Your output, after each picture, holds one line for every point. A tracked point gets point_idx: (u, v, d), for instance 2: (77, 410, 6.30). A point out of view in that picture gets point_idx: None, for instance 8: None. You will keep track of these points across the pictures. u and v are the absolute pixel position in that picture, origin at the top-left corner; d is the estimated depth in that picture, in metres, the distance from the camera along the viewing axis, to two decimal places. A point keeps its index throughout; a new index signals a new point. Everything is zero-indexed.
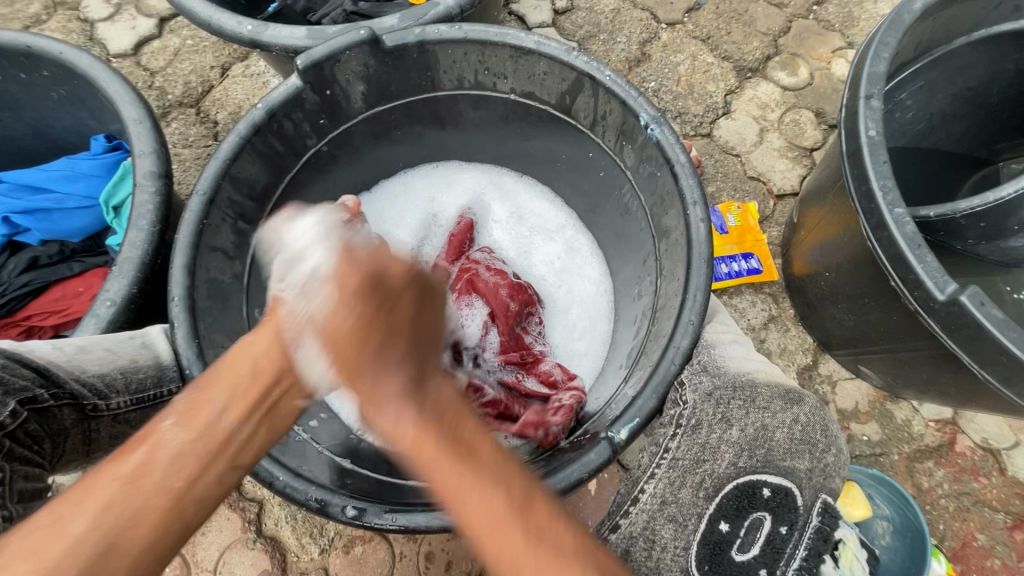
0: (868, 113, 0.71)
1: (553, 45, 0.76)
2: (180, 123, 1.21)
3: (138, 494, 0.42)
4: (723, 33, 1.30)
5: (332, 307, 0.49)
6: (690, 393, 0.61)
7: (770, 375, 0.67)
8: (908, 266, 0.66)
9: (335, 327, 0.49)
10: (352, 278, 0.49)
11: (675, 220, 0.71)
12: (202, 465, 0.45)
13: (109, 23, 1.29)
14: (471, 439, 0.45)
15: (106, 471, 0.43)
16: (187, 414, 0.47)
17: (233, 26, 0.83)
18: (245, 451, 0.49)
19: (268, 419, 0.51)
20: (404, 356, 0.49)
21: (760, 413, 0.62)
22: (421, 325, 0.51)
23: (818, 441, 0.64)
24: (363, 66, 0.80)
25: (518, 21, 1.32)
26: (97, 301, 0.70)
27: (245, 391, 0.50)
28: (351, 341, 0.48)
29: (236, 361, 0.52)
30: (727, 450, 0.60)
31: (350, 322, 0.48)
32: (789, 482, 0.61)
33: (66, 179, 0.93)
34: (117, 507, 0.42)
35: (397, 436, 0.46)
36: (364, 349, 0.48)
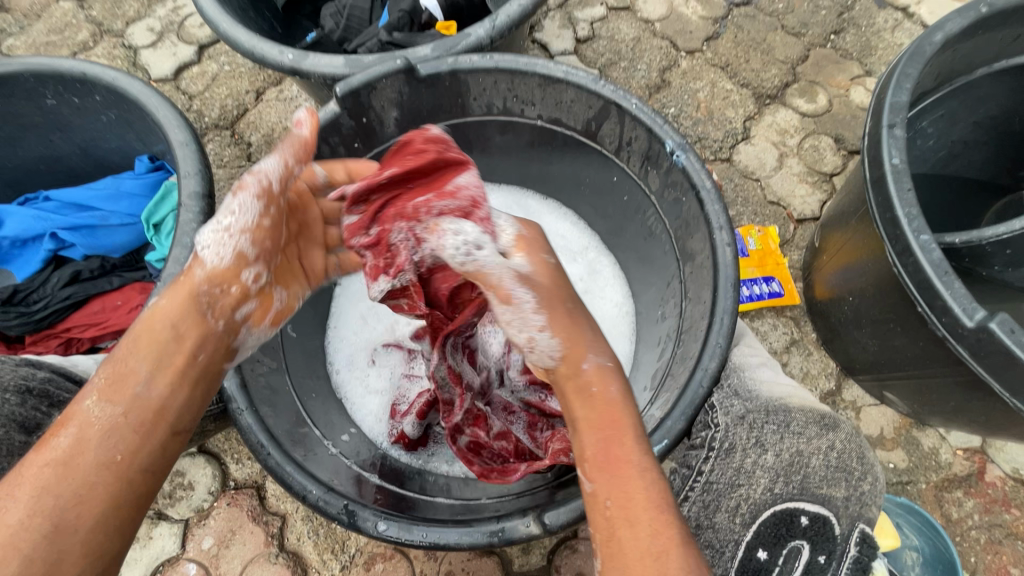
0: (890, 141, 0.72)
1: (581, 75, 0.79)
2: (216, 144, 1.27)
3: (74, 472, 0.46)
4: (742, 61, 1.33)
5: (533, 263, 0.58)
6: (721, 416, 0.63)
7: (803, 399, 0.66)
8: (935, 293, 0.66)
9: (540, 267, 0.59)
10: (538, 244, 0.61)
11: (701, 243, 0.72)
12: (137, 433, 0.50)
13: (152, 50, 1.36)
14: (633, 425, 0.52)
15: (38, 457, 0.47)
16: (109, 391, 0.51)
17: (274, 55, 0.87)
18: (179, 417, 0.53)
19: (199, 380, 0.55)
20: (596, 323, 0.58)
21: (795, 438, 0.62)
22: None
23: (854, 469, 0.62)
24: (397, 93, 0.83)
25: (541, 49, 1.36)
26: (142, 314, 0.72)
27: (170, 359, 0.53)
28: (558, 286, 0.58)
29: (152, 327, 0.54)
30: (762, 476, 0.60)
31: (554, 263, 0.59)
32: (826, 510, 0.60)
33: (110, 198, 0.98)
34: (54, 491, 0.45)
35: (603, 385, 0.53)
36: (571, 292, 0.58)
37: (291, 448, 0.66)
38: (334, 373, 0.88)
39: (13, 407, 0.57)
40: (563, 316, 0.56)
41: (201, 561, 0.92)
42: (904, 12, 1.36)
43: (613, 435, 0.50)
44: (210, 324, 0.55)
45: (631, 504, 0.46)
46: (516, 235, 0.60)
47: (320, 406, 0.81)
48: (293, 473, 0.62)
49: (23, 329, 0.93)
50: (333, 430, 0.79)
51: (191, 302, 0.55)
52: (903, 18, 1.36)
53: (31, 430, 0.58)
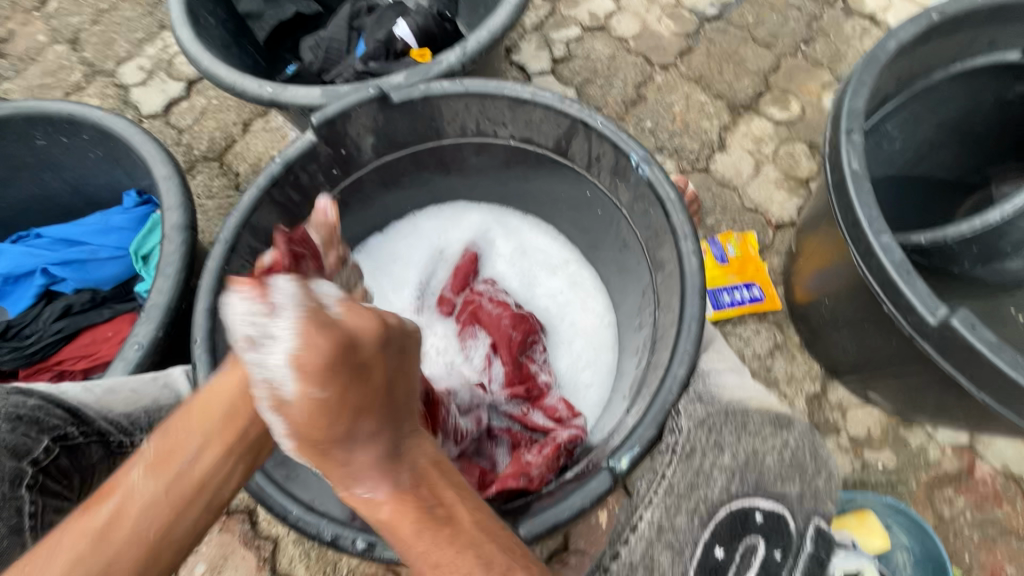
0: (850, 147, 0.74)
1: (548, 95, 0.81)
2: (205, 175, 1.30)
3: (108, 547, 0.44)
4: (715, 73, 1.36)
5: (293, 386, 0.43)
6: (684, 420, 0.65)
7: (760, 402, 0.68)
8: (898, 291, 0.68)
9: (302, 404, 0.43)
10: (318, 351, 0.42)
11: (669, 252, 0.74)
12: (177, 511, 0.48)
13: (143, 88, 1.40)
14: (449, 509, 0.48)
15: (76, 524, 0.45)
16: (157, 464, 0.48)
17: (253, 89, 0.90)
18: (221, 490, 0.51)
19: (247, 456, 0.52)
20: (379, 433, 0.47)
21: (751, 438, 0.64)
22: (394, 386, 0.48)
23: (807, 465, 0.64)
24: (372, 120, 0.86)
25: (519, 70, 1.40)
26: (127, 344, 0.75)
27: (220, 433, 0.51)
28: (320, 424, 0.44)
29: (206, 402, 0.52)
30: (719, 476, 0.62)
31: (322, 400, 0.43)
32: (781, 506, 0.61)
33: (100, 232, 1.01)
34: (85, 562, 0.43)
35: (371, 507, 0.48)
36: (344, 418, 0.44)
37: (272, 469, 0.67)
38: None
39: (4, 435, 0.56)
40: (313, 448, 0.47)
41: None
42: (872, 20, 1.40)
43: (402, 552, 0.47)
44: (264, 408, 0.51)
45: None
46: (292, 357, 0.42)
47: None
48: (273, 495, 0.64)
49: (16, 363, 0.94)
50: None
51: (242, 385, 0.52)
52: (870, 25, 1.39)
53: (23, 457, 0.57)
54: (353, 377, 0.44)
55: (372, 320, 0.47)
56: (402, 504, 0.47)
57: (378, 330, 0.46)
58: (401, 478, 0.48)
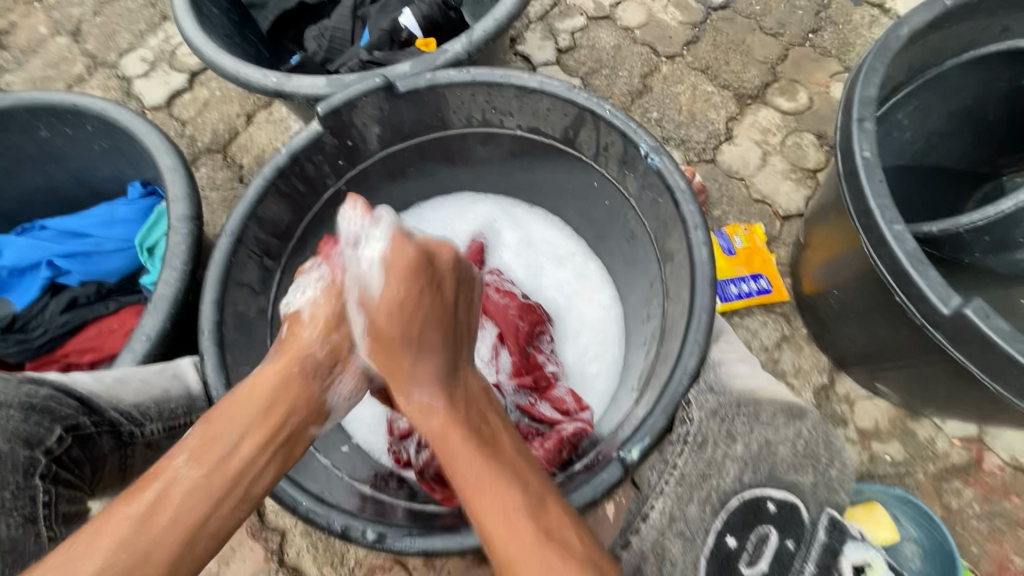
0: (861, 135, 0.73)
1: (555, 84, 0.80)
2: (208, 167, 1.30)
3: (150, 531, 0.47)
4: (722, 63, 1.35)
5: (387, 285, 0.60)
6: (696, 410, 0.67)
7: (772, 392, 0.68)
8: (911, 281, 0.67)
9: (387, 299, 0.60)
10: (404, 258, 0.60)
11: (678, 243, 0.73)
12: (215, 498, 0.51)
13: (145, 79, 1.40)
14: (493, 437, 0.56)
15: (120, 509, 0.48)
16: (198, 451, 0.52)
17: (258, 79, 0.89)
18: (253, 486, 0.53)
19: (282, 449, 0.57)
20: (441, 344, 0.61)
21: (764, 429, 0.65)
22: (456, 319, 0.63)
23: (819, 456, 0.67)
24: (378, 110, 0.86)
25: (523, 61, 1.39)
26: (134, 336, 0.75)
27: (262, 422, 0.56)
28: (394, 322, 0.60)
29: (251, 389, 0.58)
30: (732, 466, 0.63)
31: (405, 296, 0.60)
32: (793, 497, 0.63)
33: (104, 224, 1.01)
34: (128, 547, 0.46)
35: (427, 421, 0.57)
36: (421, 305, 0.60)
37: None
38: None
39: (18, 424, 0.56)
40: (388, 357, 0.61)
41: None
42: (881, 8, 1.38)
43: (448, 469, 0.54)
44: (310, 388, 0.60)
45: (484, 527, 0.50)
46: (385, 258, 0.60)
47: None
48: (283, 486, 0.64)
49: (23, 355, 0.94)
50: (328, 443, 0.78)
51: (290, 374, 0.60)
52: (879, 14, 1.38)
53: (36, 446, 0.57)
54: (424, 291, 0.60)
55: (447, 247, 0.64)
56: (453, 417, 0.57)
57: (454, 252, 0.63)
58: (455, 397, 0.58)
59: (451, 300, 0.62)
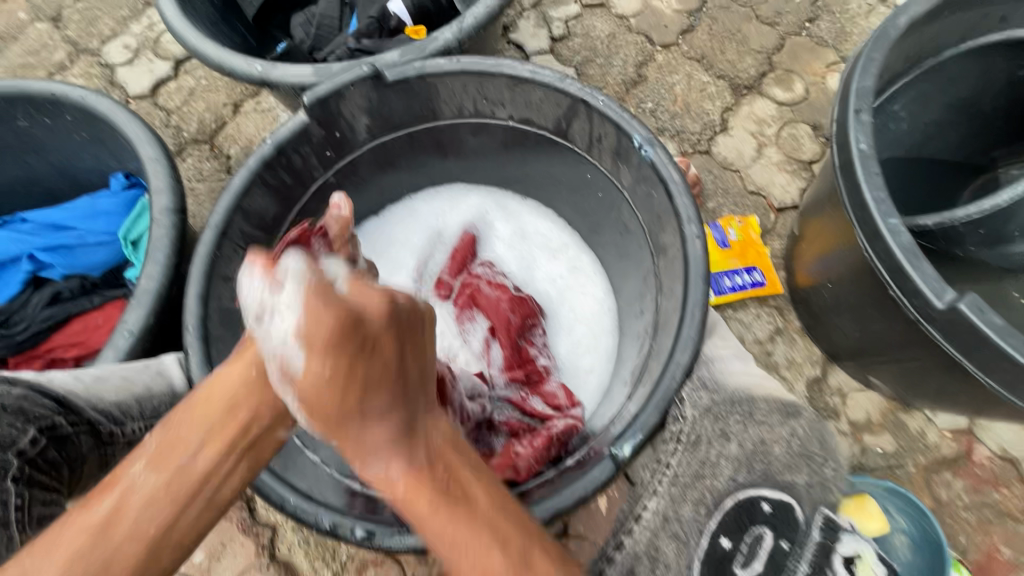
0: (858, 127, 0.72)
1: (547, 74, 0.79)
2: (195, 158, 1.27)
3: (105, 545, 0.44)
4: (717, 52, 1.33)
5: (305, 359, 0.46)
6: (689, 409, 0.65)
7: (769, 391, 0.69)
8: (906, 275, 0.66)
9: (306, 379, 0.46)
10: (327, 316, 0.44)
11: (671, 237, 0.72)
12: (178, 506, 0.47)
13: (129, 67, 1.36)
14: (469, 488, 0.47)
15: (75, 522, 0.45)
16: (157, 458, 0.48)
17: (242, 67, 0.87)
18: (221, 490, 0.50)
19: (249, 454, 0.52)
20: (392, 406, 0.48)
21: (759, 427, 0.65)
22: (404, 370, 0.48)
23: (814, 452, 0.65)
24: (367, 99, 0.84)
25: (516, 49, 1.36)
26: (117, 332, 0.73)
27: (222, 428, 0.50)
28: (329, 391, 0.46)
29: (213, 392, 0.52)
30: (727, 465, 0.64)
31: (326, 372, 0.45)
32: (789, 496, 0.63)
33: (88, 217, 0.99)
34: (83, 560, 0.44)
35: (388, 484, 0.48)
36: (369, 355, 0.46)
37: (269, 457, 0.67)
38: None
39: None
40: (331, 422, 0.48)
41: None
42: None
43: (421, 526, 0.47)
44: (268, 393, 0.51)
45: None
46: (310, 289, 0.45)
47: None
48: (270, 483, 0.63)
49: (4, 351, 0.92)
50: None
51: (246, 369, 0.52)
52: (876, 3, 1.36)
53: (8, 448, 0.56)
54: (366, 344, 0.45)
55: (379, 301, 0.47)
56: (418, 481, 0.47)
57: (388, 301, 0.47)
58: (418, 453, 0.48)
59: (392, 356, 0.47)
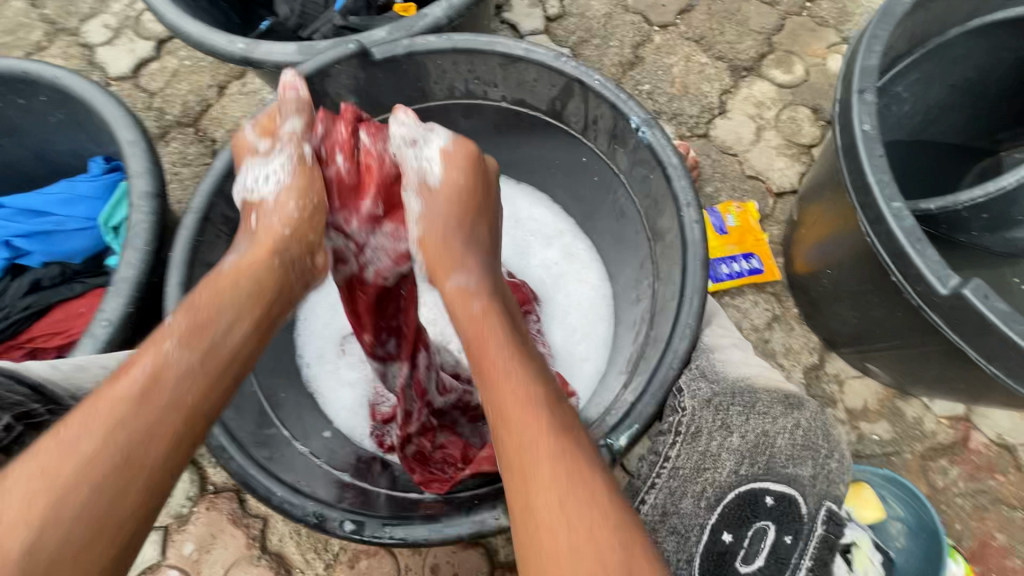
0: (861, 107, 0.70)
1: (542, 52, 0.76)
2: (179, 142, 1.23)
3: (151, 409, 0.45)
4: (716, 33, 1.30)
5: (445, 176, 0.66)
6: (687, 399, 0.68)
7: (767, 378, 0.72)
8: (908, 260, 0.64)
9: (445, 188, 0.66)
10: (467, 153, 0.68)
11: (669, 221, 0.70)
12: (214, 379, 0.49)
13: (109, 48, 1.31)
14: (525, 335, 0.59)
15: (107, 396, 0.45)
16: (188, 337, 0.49)
17: (223, 45, 0.83)
18: (247, 364, 0.52)
19: (268, 331, 0.56)
20: (475, 240, 0.65)
21: (760, 419, 0.69)
22: (487, 216, 0.68)
23: (819, 447, 0.70)
24: (354, 79, 0.81)
25: (510, 30, 1.32)
26: (94, 321, 0.70)
27: (251, 304, 0.54)
28: (452, 209, 0.65)
29: (234, 276, 0.56)
30: (727, 458, 0.68)
31: (461, 184, 0.66)
32: (791, 490, 0.69)
33: (66, 202, 0.95)
34: (129, 426, 0.44)
35: (469, 306, 0.59)
36: (477, 198, 0.67)
37: (254, 450, 0.65)
38: (304, 366, 0.86)
39: None
40: (437, 236, 0.64)
41: (183, 568, 0.91)
42: None
43: (482, 346, 0.56)
44: (288, 272, 0.59)
45: (510, 413, 0.50)
46: (450, 145, 0.68)
47: (291, 405, 0.78)
48: (255, 476, 0.61)
49: None
50: (307, 431, 0.77)
51: (273, 251, 0.59)
52: None
53: None
54: (478, 187, 0.68)
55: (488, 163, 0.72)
56: (493, 306, 0.60)
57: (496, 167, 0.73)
58: (497, 285, 0.63)
59: (493, 204, 0.70)
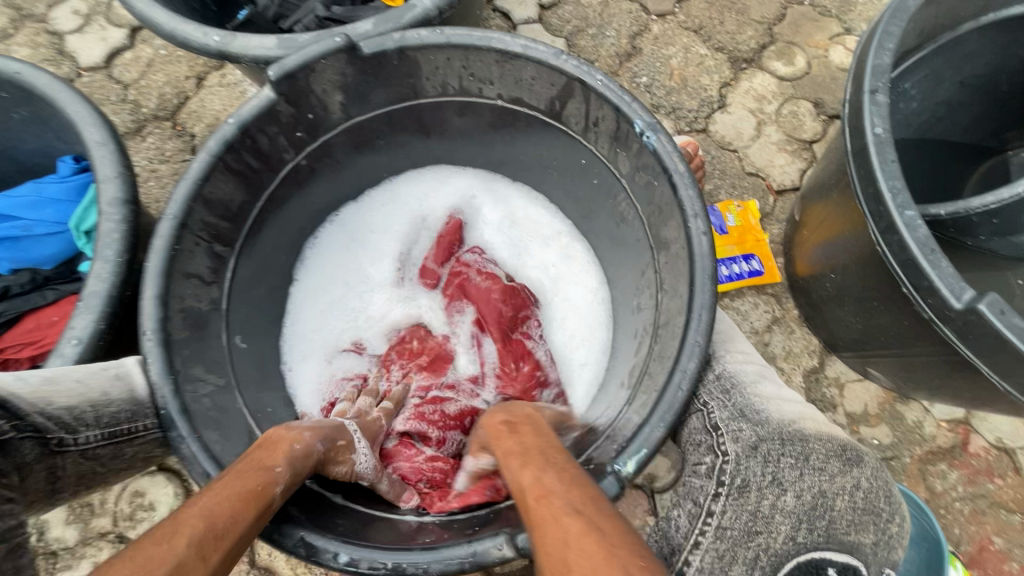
0: (873, 109, 0.67)
1: (541, 49, 0.71)
2: (156, 137, 1.17)
3: (248, 533, 0.49)
4: (716, 23, 1.25)
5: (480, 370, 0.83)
6: (730, 444, 0.59)
7: (817, 424, 0.64)
8: (921, 272, 0.62)
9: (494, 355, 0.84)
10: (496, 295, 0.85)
11: (675, 231, 0.67)
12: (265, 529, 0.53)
13: (79, 36, 1.24)
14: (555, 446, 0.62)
15: (233, 504, 0.49)
16: (289, 486, 0.56)
17: (198, 37, 0.78)
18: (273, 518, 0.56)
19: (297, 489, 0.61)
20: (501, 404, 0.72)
21: (816, 476, 0.57)
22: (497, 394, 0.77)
23: (881, 511, 0.59)
24: (340, 75, 0.76)
25: (502, 18, 1.27)
26: (63, 339, 0.65)
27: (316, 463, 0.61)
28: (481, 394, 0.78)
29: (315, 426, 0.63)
30: (783, 521, 0.55)
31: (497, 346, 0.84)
32: (855, 559, 0.55)
33: (33, 205, 0.90)
34: (234, 546, 0.47)
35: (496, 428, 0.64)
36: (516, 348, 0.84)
37: None
38: (287, 370, 0.85)
39: None
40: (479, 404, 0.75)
41: None
42: None
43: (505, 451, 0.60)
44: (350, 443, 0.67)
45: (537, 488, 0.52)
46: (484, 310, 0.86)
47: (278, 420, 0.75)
48: None
49: None
50: None
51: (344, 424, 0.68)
52: None
53: None
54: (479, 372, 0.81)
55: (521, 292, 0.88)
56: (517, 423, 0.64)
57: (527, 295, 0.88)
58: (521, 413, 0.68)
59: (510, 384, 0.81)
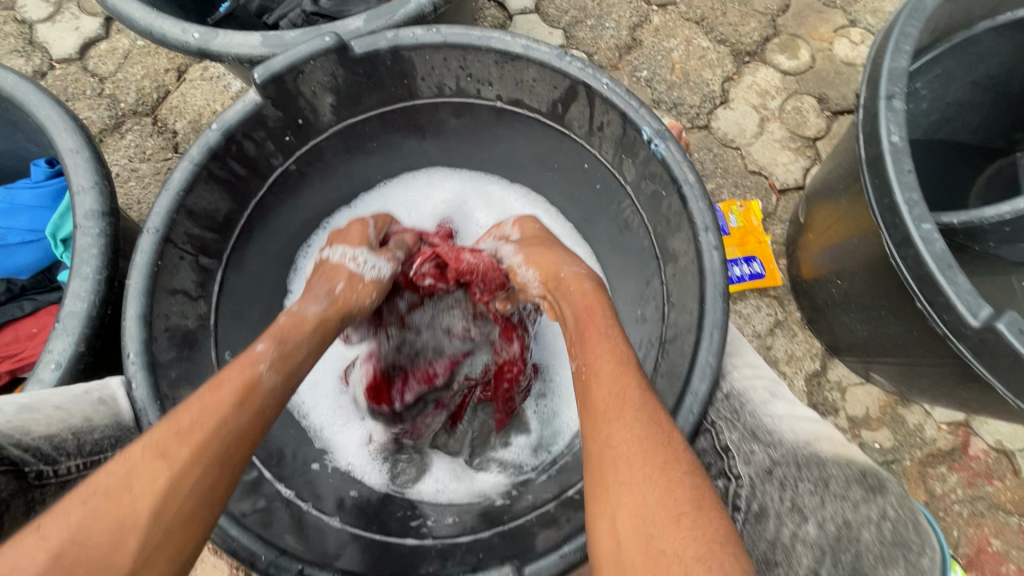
0: (889, 115, 0.64)
1: (542, 49, 0.68)
2: (136, 134, 1.12)
3: (239, 416, 0.48)
4: (719, 14, 1.21)
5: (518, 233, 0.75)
6: (742, 467, 0.59)
7: (836, 445, 0.56)
8: (937, 288, 0.60)
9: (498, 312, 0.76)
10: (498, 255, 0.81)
11: (684, 243, 0.65)
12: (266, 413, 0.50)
13: (50, 25, 1.18)
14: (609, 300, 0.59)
15: (207, 399, 0.48)
16: (277, 364, 0.53)
17: (176, 34, 0.73)
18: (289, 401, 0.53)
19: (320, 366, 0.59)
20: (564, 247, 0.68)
21: (839, 502, 0.50)
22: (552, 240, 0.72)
23: (915, 542, 0.45)
24: (331, 76, 0.71)
25: (498, 8, 1.22)
26: (40, 363, 0.62)
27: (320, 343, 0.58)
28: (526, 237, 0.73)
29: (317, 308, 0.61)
30: (806, 555, 0.48)
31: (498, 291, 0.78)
32: None
33: (5, 212, 0.85)
34: (209, 434, 0.45)
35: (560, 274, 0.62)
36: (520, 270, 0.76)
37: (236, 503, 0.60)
38: None
39: None
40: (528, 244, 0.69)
41: None
42: None
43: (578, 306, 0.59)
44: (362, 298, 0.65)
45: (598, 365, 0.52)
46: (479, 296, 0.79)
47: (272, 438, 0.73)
48: (240, 537, 0.55)
49: None
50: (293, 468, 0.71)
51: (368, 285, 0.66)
52: None
53: None
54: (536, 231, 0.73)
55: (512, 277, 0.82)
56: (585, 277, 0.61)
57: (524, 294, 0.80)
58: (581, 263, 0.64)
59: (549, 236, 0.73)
